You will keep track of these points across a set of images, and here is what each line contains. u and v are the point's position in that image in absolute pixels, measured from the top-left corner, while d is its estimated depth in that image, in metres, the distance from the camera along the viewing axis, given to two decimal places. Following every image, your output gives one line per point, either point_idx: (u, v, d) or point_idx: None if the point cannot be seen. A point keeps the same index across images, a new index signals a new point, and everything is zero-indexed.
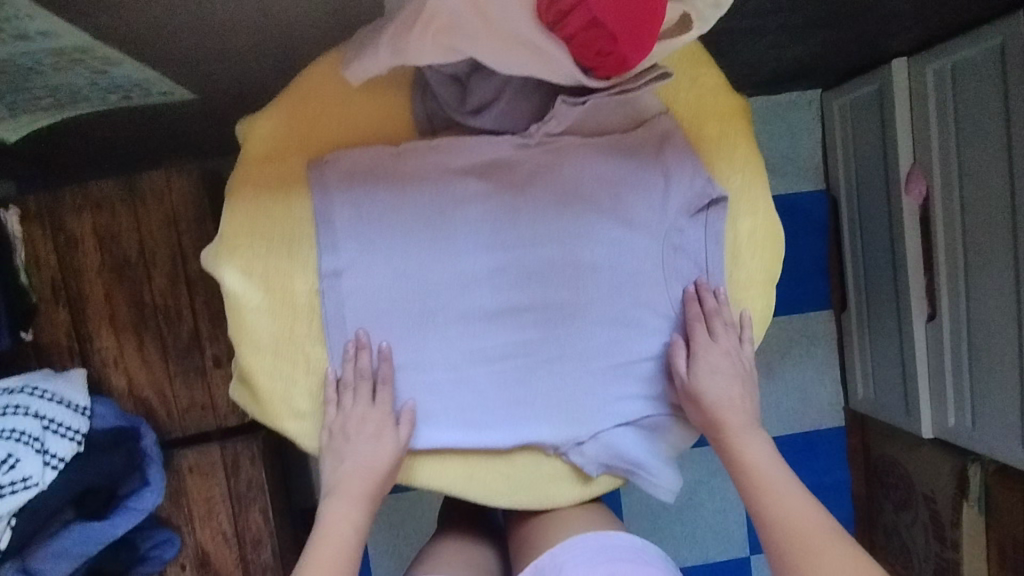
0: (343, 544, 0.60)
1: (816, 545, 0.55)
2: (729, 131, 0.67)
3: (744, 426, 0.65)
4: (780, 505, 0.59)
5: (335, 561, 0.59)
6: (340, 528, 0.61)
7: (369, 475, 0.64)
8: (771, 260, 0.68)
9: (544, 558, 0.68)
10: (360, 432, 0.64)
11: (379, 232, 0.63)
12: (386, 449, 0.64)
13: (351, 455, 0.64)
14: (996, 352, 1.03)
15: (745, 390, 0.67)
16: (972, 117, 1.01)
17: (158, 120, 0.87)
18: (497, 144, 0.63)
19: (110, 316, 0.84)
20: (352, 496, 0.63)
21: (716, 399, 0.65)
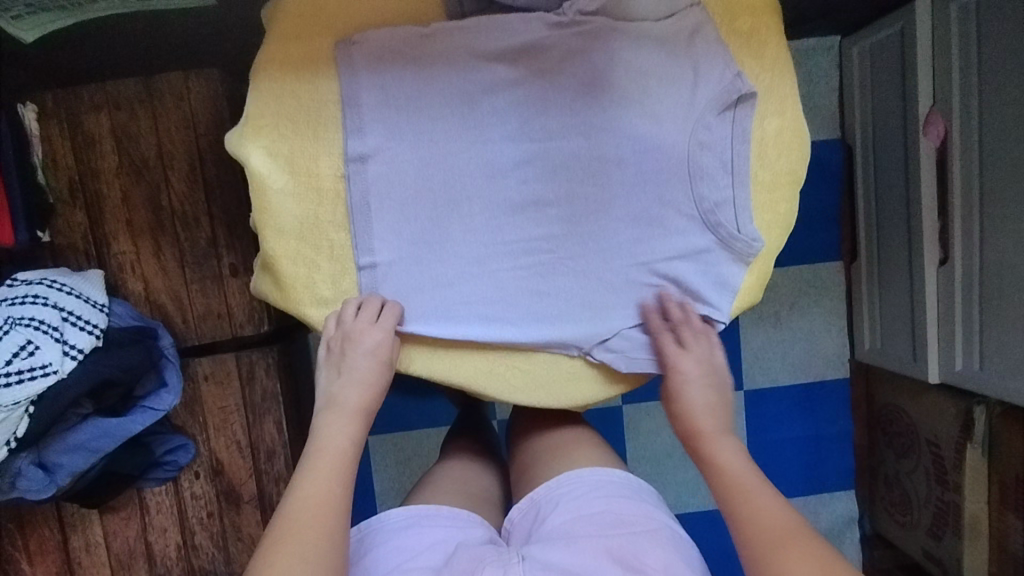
0: (342, 453, 0.58)
1: (783, 541, 0.51)
2: (760, 27, 0.66)
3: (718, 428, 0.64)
4: (750, 500, 0.55)
5: (332, 468, 0.57)
6: (339, 438, 0.59)
7: (365, 387, 0.64)
8: (796, 162, 0.68)
9: (541, 491, 0.71)
10: (359, 348, 0.63)
11: (406, 117, 0.63)
12: (377, 362, 0.64)
13: (350, 369, 0.64)
14: (1008, 290, 1.03)
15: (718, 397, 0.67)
16: (995, 52, 1.01)
17: (177, 24, 0.86)
18: (529, 24, 0.63)
19: (126, 220, 0.85)
20: (346, 408, 0.62)
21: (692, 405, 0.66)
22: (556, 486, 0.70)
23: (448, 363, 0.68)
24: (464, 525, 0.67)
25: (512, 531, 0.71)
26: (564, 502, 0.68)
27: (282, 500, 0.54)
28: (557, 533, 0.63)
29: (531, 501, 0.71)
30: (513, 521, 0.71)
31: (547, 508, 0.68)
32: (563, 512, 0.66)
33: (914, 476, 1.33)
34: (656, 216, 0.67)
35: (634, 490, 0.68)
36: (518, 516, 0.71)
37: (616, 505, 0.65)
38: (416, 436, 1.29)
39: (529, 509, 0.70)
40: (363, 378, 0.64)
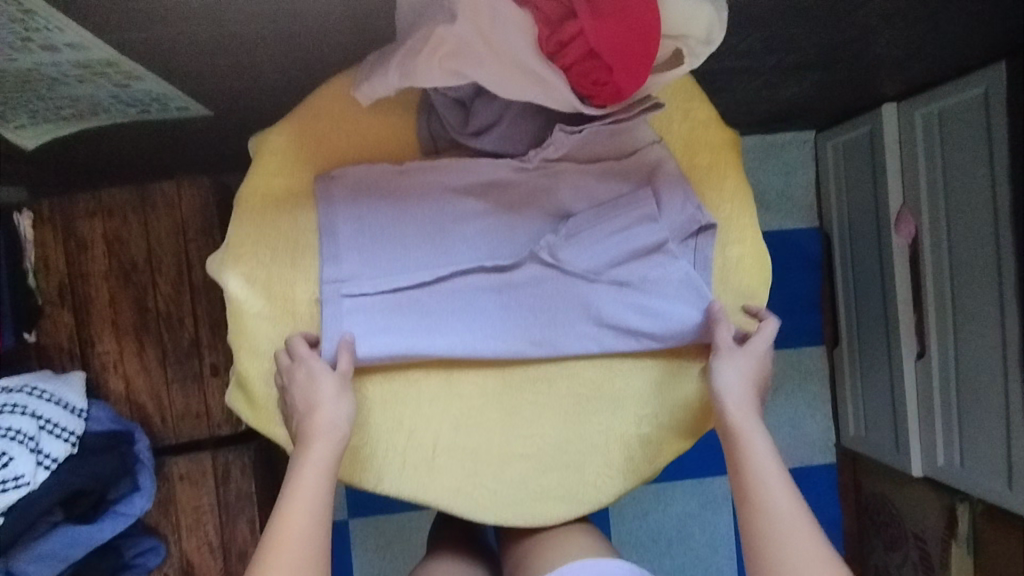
0: (317, 488, 0.57)
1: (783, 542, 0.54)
2: (719, 163, 0.70)
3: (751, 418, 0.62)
4: (791, 540, 0.54)
5: (305, 509, 0.55)
6: (313, 471, 0.57)
7: (327, 412, 0.60)
8: (758, 286, 0.71)
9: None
10: (307, 378, 0.62)
11: (378, 246, 0.66)
12: (328, 387, 0.61)
13: (314, 397, 0.61)
14: (982, 390, 1.04)
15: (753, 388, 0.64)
16: (957, 161, 1.05)
17: (174, 134, 0.91)
18: (497, 165, 0.66)
19: (112, 320, 0.87)
20: (315, 436, 0.59)
21: (727, 394, 0.63)
22: None
23: (415, 481, 0.69)
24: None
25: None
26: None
27: (261, 541, 0.54)
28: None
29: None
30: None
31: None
32: None
33: (902, 569, 1.30)
34: (631, 323, 0.68)
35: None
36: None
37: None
38: (396, 523, 1.27)
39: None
40: (325, 402, 0.60)
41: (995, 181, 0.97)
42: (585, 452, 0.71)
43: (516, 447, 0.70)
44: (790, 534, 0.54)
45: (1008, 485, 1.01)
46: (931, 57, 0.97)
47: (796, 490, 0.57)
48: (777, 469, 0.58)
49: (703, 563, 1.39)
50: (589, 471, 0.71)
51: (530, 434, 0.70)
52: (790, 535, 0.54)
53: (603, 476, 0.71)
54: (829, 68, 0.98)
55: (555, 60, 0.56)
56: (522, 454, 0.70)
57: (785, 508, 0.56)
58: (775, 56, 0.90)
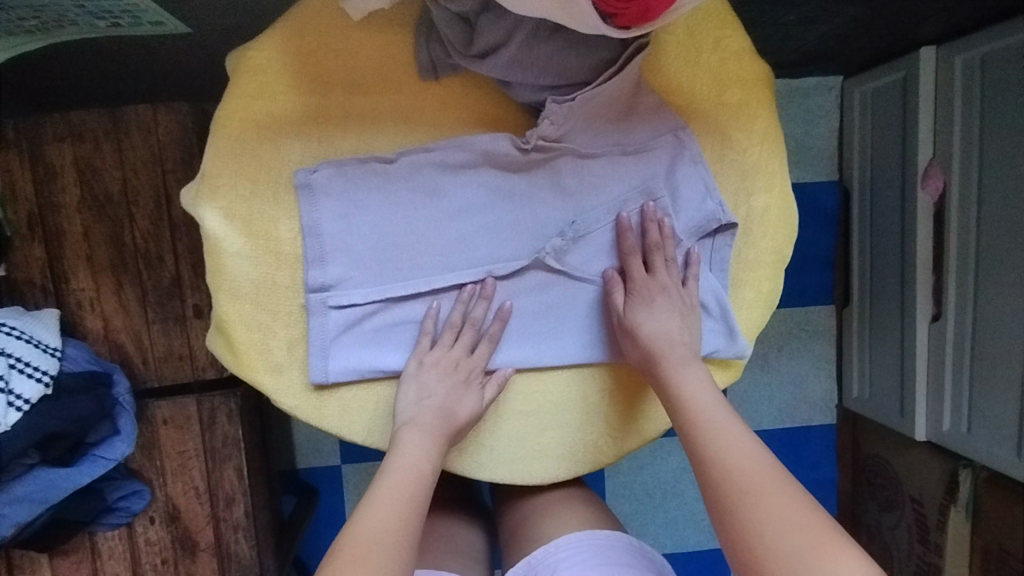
0: (418, 479, 0.57)
1: (750, 480, 0.51)
2: (750, 100, 0.63)
3: (685, 359, 0.60)
4: (747, 471, 0.52)
5: (408, 498, 0.56)
6: (413, 461, 0.58)
7: (449, 413, 0.60)
8: (783, 240, 0.65)
9: (538, 554, 0.71)
10: (439, 375, 0.61)
11: (366, 189, 0.60)
12: (471, 413, 0.61)
13: (432, 393, 0.60)
14: (1001, 356, 1.00)
15: (682, 328, 0.61)
16: (998, 113, 0.98)
17: (150, 54, 0.82)
18: (495, 140, 0.59)
19: (87, 256, 0.81)
20: (429, 431, 0.60)
21: (658, 335, 0.60)
22: (553, 550, 0.70)
23: None
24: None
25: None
26: (561, 569, 0.68)
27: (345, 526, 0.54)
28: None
29: (526, 565, 0.70)
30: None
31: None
32: None
33: (896, 529, 1.30)
34: None
35: (633, 556, 0.68)
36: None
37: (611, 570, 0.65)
38: None
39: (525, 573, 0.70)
40: (451, 398, 0.60)
41: None
42: (591, 413, 0.66)
43: (517, 404, 0.65)
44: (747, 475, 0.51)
45: (1017, 452, 0.99)
46: None
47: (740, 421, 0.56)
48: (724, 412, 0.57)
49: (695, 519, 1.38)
50: (590, 429, 0.66)
51: (530, 390, 0.65)
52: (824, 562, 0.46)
53: (605, 437, 0.66)
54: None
55: None
56: (521, 411, 0.65)
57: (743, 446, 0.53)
58: None
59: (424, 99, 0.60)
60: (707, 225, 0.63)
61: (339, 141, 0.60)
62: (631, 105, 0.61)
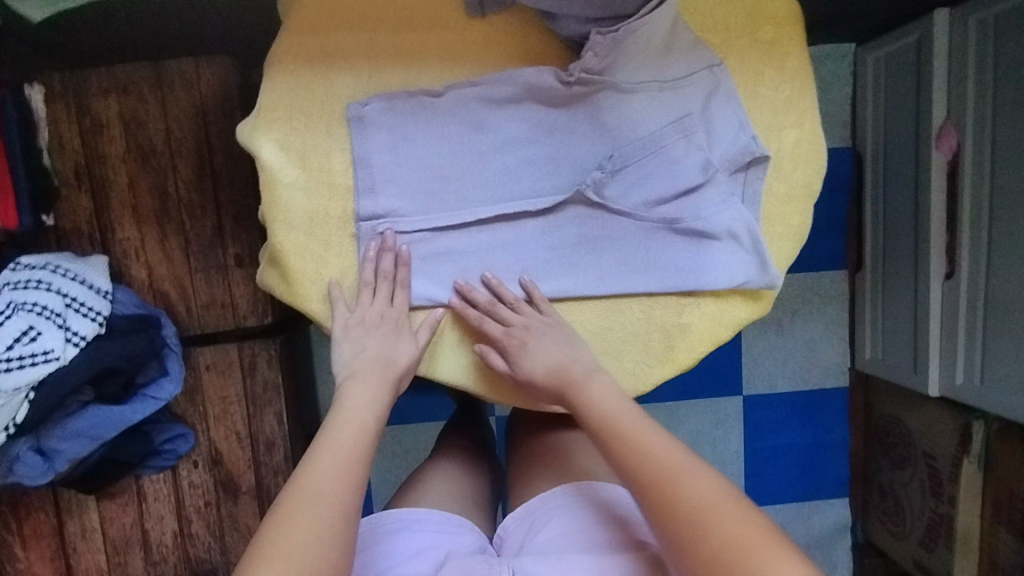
0: (363, 427, 0.57)
1: (673, 481, 0.50)
2: (782, 38, 0.65)
3: (585, 376, 0.62)
4: (670, 469, 0.50)
5: (354, 441, 0.55)
6: (357, 411, 0.58)
7: (384, 362, 0.62)
8: (813, 174, 0.67)
9: (537, 501, 0.71)
10: (366, 331, 0.63)
11: (414, 122, 0.62)
12: (408, 358, 0.63)
13: (367, 347, 0.63)
14: (1015, 308, 1.03)
15: (566, 348, 0.64)
16: (1014, 69, 1.00)
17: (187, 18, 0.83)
18: (539, 73, 0.62)
19: (132, 206, 0.84)
20: (369, 380, 0.61)
21: (550, 365, 0.63)
22: (550, 497, 0.70)
23: (453, 364, 0.68)
24: (453, 532, 0.69)
25: (504, 541, 0.71)
26: (556, 515, 0.68)
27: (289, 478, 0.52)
28: (546, 547, 0.64)
29: (525, 511, 0.71)
30: (507, 530, 0.71)
31: (538, 520, 0.68)
32: (555, 525, 0.66)
33: (909, 486, 1.33)
34: (672, 267, 0.67)
35: (626, 503, 0.69)
36: (510, 526, 0.71)
37: (601, 518, 0.66)
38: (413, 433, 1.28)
39: (522, 519, 0.70)
40: (382, 351, 0.62)
41: None
42: (626, 342, 0.68)
43: None
44: (678, 473, 0.50)
45: None
46: None
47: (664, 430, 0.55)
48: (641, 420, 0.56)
49: None
50: (625, 359, 0.69)
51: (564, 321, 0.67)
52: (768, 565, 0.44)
53: (642, 367, 0.69)
54: None
55: None
56: None
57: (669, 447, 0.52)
58: None
59: (469, 36, 0.62)
60: (742, 158, 0.65)
61: (389, 76, 0.62)
62: (669, 41, 0.64)
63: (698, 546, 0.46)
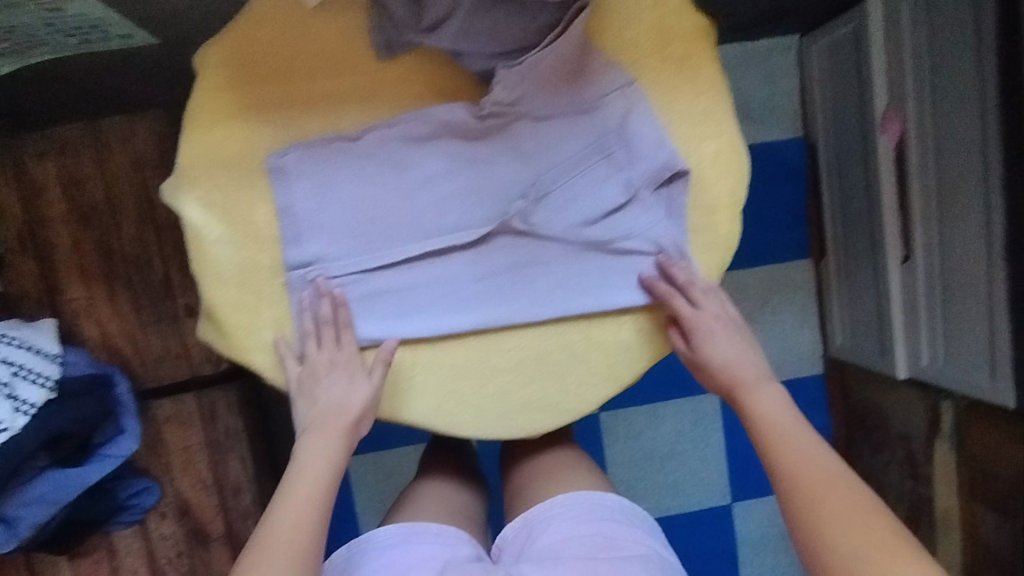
0: (318, 481, 0.58)
1: (819, 493, 0.54)
2: (692, 52, 0.66)
3: (756, 382, 0.64)
4: (816, 479, 0.55)
5: (311, 500, 0.57)
6: (316, 463, 0.59)
7: (339, 407, 0.62)
8: (736, 183, 0.68)
9: (535, 510, 0.72)
10: (322, 379, 0.63)
11: (333, 167, 0.63)
12: (364, 398, 0.63)
13: (322, 394, 0.63)
14: (968, 289, 1.03)
15: (745, 346, 0.66)
16: (946, 53, 1.00)
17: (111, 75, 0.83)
18: (453, 110, 0.63)
19: (78, 266, 0.84)
20: (326, 429, 0.61)
21: (727, 357, 0.66)
22: (548, 507, 0.72)
23: (400, 403, 0.67)
24: (451, 543, 0.69)
25: (503, 550, 0.72)
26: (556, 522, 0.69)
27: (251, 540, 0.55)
28: (545, 553, 0.66)
29: (523, 520, 0.72)
30: (504, 539, 0.73)
31: (538, 528, 0.70)
32: (555, 531, 0.68)
33: (889, 468, 1.35)
34: (605, 286, 0.67)
35: (627, 512, 0.71)
36: (509, 534, 0.72)
37: (602, 527, 0.67)
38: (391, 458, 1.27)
39: (521, 528, 0.72)
40: (337, 397, 0.63)
41: (985, 70, 0.93)
42: (568, 364, 0.69)
43: (495, 363, 0.68)
44: (817, 485, 0.55)
45: (991, 378, 1.02)
46: None
47: (814, 437, 0.58)
48: (798, 426, 0.60)
49: (694, 478, 1.34)
50: (566, 379, 0.69)
51: (505, 348, 0.68)
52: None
53: (587, 387, 0.69)
54: None
55: None
56: (501, 370, 0.68)
57: (814, 454, 0.57)
58: None
59: (380, 78, 0.63)
60: (663, 174, 0.66)
61: (304, 124, 0.63)
62: (580, 66, 0.65)
63: (830, 551, 0.51)
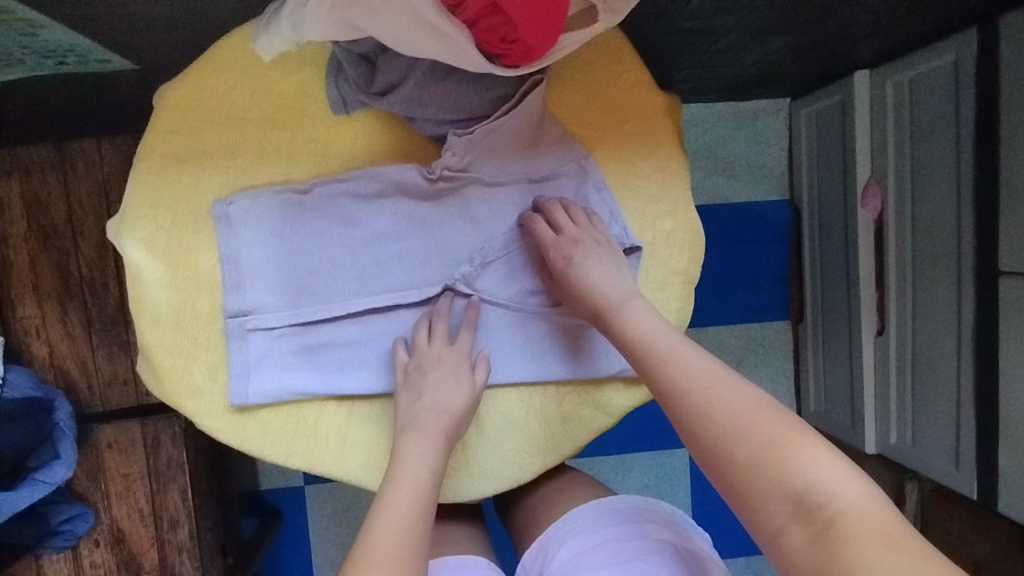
0: (419, 485, 0.57)
1: (732, 429, 0.48)
2: (651, 130, 0.67)
3: (623, 299, 0.60)
4: (725, 413, 0.49)
5: (412, 500, 0.55)
6: (414, 468, 0.58)
7: (444, 411, 0.61)
8: (690, 261, 0.68)
9: (548, 533, 0.69)
10: (429, 374, 0.62)
11: (278, 218, 0.62)
12: (465, 400, 0.62)
13: (428, 391, 0.61)
14: (938, 373, 1.02)
15: (617, 267, 0.62)
16: (927, 136, 1.00)
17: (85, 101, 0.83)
18: (404, 170, 0.63)
19: (33, 285, 0.84)
20: (427, 433, 0.60)
21: (595, 280, 0.61)
22: (561, 525, 0.68)
23: (333, 459, 0.66)
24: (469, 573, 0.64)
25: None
26: (570, 541, 0.66)
27: (357, 537, 0.53)
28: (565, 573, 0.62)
29: (540, 543, 0.69)
30: (525, 566, 0.69)
31: (553, 550, 0.67)
32: (570, 549, 0.65)
33: None
34: (549, 357, 0.66)
35: (641, 510, 0.66)
36: (530, 560, 0.69)
37: (621, 534, 0.64)
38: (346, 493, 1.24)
39: (539, 552, 0.69)
40: (444, 396, 0.61)
41: (962, 157, 0.93)
42: (508, 430, 0.68)
43: None
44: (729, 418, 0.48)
45: (956, 464, 1.01)
46: (904, 19, 0.90)
47: (709, 361, 0.52)
48: (686, 346, 0.54)
49: None
50: (506, 446, 0.68)
51: None
52: (863, 526, 0.42)
53: (524, 456, 0.68)
54: (798, 31, 0.90)
55: (459, 15, 0.50)
56: None
57: (712, 382, 0.51)
58: (729, 21, 0.82)
59: (336, 134, 0.64)
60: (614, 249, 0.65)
61: (255, 174, 0.63)
62: (537, 136, 0.65)
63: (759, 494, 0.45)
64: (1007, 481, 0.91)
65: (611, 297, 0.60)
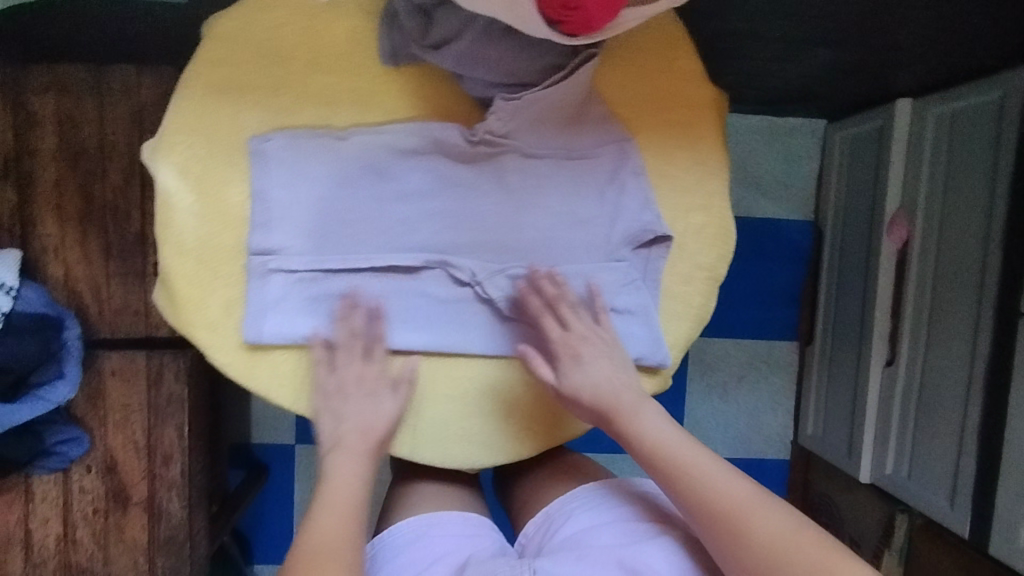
0: (352, 496, 0.59)
1: (744, 521, 0.53)
2: (697, 120, 0.67)
3: (635, 403, 0.61)
4: (735, 505, 0.54)
5: (349, 514, 0.58)
6: (348, 481, 0.60)
7: (369, 428, 0.62)
8: (718, 257, 0.67)
9: (555, 504, 0.69)
10: (357, 391, 0.62)
11: (312, 161, 0.62)
12: (388, 419, 0.63)
13: (351, 413, 0.62)
14: (944, 409, 1.01)
15: (617, 366, 0.63)
16: (962, 170, 0.99)
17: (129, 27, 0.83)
18: (446, 130, 0.63)
19: (56, 205, 0.84)
20: (352, 451, 0.61)
21: (594, 386, 0.62)
22: (569, 499, 0.68)
23: None
24: (472, 534, 0.65)
25: (526, 546, 0.69)
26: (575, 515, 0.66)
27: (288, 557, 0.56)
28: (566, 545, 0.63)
29: (544, 515, 0.69)
30: (526, 535, 0.70)
31: (558, 523, 0.67)
32: (575, 524, 0.65)
33: None
34: None
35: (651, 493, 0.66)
36: (530, 531, 0.69)
37: (635, 514, 0.63)
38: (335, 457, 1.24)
39: (542, 522, 0.69)
40: (366, 418, 0.62)
41: (997, 195, 0.92)
42: (517, 404, 0.66)
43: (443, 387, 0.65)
44: (739, 510, 0.54)
45: (950, 502, 1.00)
46: (956, 48, 0.89)
47: (711, 455, 0.57)
48: (690, 447, 0.58)
49: None
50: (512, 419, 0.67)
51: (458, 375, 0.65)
52: None
53: (526, 433, 0.67)
54: (851, 47, 0.88)
55: None
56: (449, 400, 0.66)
57: (718, 476, 0.56)
58: (783, 27, 0.81)
59: (381, 85, 0.63)
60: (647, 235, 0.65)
61: (295, 114, 0.63)
62: (582, 112, 0.65)
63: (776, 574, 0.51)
64: (1001, 524, 0.91)
65: (621, 401, 0.61)
